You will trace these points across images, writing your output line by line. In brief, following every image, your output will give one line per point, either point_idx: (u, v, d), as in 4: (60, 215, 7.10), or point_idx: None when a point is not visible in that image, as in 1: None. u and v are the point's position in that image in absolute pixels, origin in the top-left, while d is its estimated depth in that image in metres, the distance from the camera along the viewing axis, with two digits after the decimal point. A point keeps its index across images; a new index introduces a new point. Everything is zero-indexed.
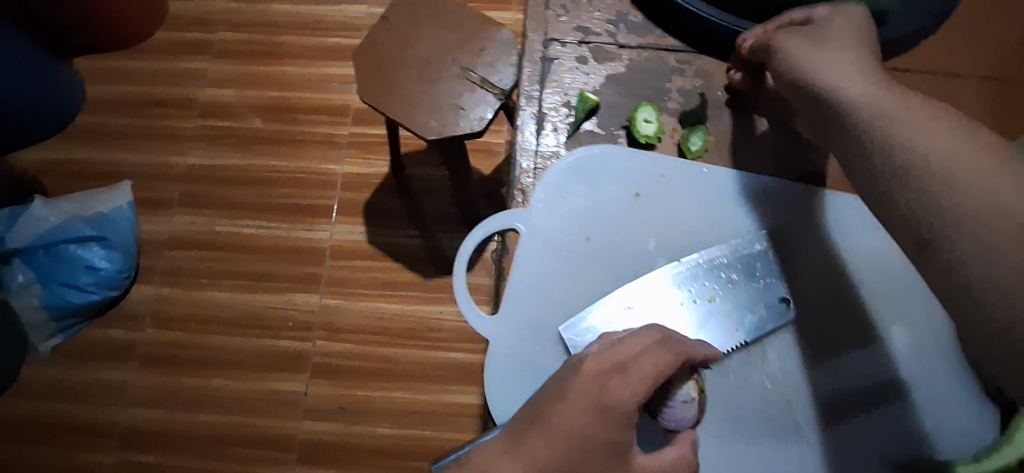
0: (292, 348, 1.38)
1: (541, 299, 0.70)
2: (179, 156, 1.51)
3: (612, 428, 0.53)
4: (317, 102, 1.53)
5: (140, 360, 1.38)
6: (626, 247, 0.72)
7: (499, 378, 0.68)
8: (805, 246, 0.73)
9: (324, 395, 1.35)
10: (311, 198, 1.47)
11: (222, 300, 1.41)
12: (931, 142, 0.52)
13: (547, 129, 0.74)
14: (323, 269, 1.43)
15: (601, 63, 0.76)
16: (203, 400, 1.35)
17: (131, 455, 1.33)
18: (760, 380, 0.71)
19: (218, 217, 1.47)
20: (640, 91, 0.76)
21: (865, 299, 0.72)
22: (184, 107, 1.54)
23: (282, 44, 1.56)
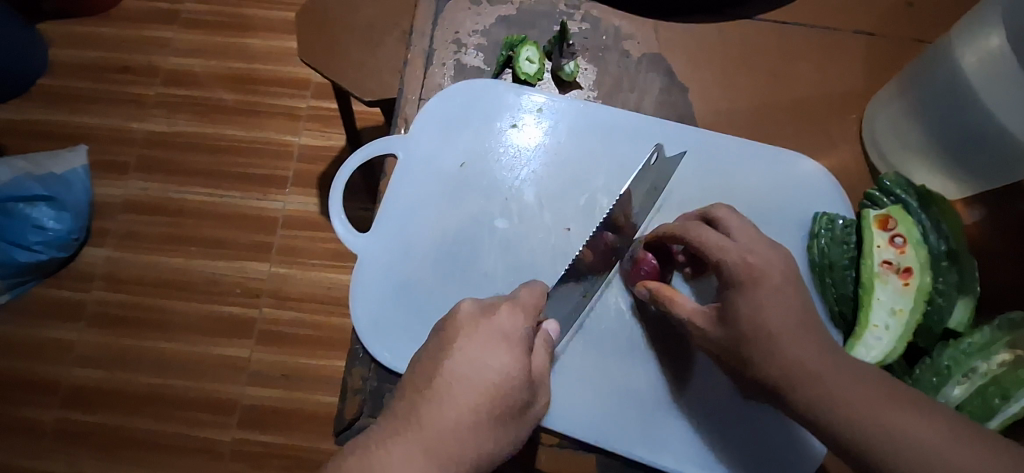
0: (241, 315, 1.12)
1: (400, 228, 0.57)
2: (138, 123, 1.21)
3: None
4: (281, 75, 1.23)
5: (88, 320, 1.12)
6: (495, 179, 0.59)
7: (360, 303, 0.55)
8: (720, 172, 0.59)
9: (270, 362, 1.10)
10: (271, 169, 1.19)
11: (182, 268, 1.15)
12: (771, 306, 0.46)
13: (435, 63, 0.62)
14: (275, 237, 1.16)
15: (492, 5, 0.64)
16: (154, 363, 1.10)
17: (73, 414, 1.08)
18: (613, 300, 0.56)
19: (178, 183, 1.19)
20: (532, 31, 0.63)
21: (766, 219, 0.58)
22: (148, 75, 1.23)
23: (249, 18, 1.25)
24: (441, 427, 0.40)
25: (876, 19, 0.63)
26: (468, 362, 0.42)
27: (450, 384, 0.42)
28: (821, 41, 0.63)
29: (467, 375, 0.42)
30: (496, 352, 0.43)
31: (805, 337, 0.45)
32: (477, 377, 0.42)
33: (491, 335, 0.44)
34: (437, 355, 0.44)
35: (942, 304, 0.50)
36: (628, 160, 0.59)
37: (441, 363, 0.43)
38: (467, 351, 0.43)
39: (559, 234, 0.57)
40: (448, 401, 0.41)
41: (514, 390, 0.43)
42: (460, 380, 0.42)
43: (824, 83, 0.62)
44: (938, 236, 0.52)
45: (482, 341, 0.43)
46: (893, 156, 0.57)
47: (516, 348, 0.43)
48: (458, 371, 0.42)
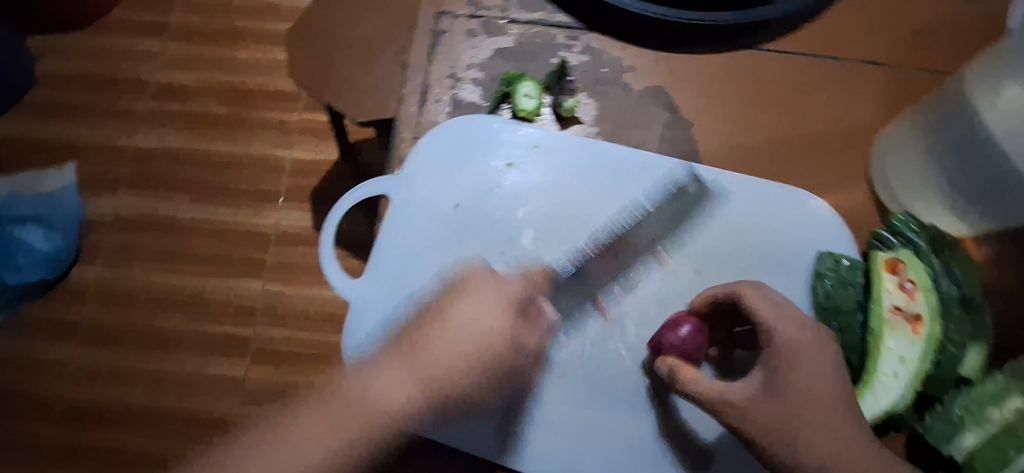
0: (236, 333, 1.05)
1: (395, 273, 0.55)
2: (129, 137, 1.12)
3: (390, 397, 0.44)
4: (273, 87, 1.14)
5: (76, 338, 1.04)
6: (493, 219, 0.57)
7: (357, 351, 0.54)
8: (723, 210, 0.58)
9: (266, 380, 1.03)
10: (264, 184, 1.11)
11: (173, 285, 1.06)
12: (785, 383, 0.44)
13: (431, 99, 0.60)
14: (269, 253, 1.08)
15: (489, 38, 0.62)
16: (148, 384, 1.02)
17: (66, 437, 1.00)
18: (615, 346, 0.54)
19: (167, 197, 1.10)
20: (531, 65, 0.61)
21: (768, 258, 0.57)
22: (135, 86, 1.14)
23: (239, 29, 1.16)
24: (422, 363, 0.45)
25: (883, 49, 0.62)
26: (463, 314, 0.47)
27: (444, 330, 0.47)
28: (829, 71, 0.61)
29: (461, 328, 0.47)
30: (491, 309, 0.48)
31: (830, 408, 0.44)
32: (470, 335, 0.47)
33: (488, 292, 0.48)
34: (443, 304, 0.49)
35: (955, 352, 0.49)
36: (630, 199, 0.58)
37: (442, 312, 0.48)
38: (465, 304, 0.48)
39: (558, 278, 0.56)
40: (441, 347, 0.46)
41: (498, 342, 0.47)
42: (456, 328, 0.47)
43: (832, 115, 0.60)
44: (949, 282, 0.51)
45: (480, 296, 0.48)
46: (906, 196, 0.56)
47: (507, 306, 0.48)
48: (456, 318, 0.47)
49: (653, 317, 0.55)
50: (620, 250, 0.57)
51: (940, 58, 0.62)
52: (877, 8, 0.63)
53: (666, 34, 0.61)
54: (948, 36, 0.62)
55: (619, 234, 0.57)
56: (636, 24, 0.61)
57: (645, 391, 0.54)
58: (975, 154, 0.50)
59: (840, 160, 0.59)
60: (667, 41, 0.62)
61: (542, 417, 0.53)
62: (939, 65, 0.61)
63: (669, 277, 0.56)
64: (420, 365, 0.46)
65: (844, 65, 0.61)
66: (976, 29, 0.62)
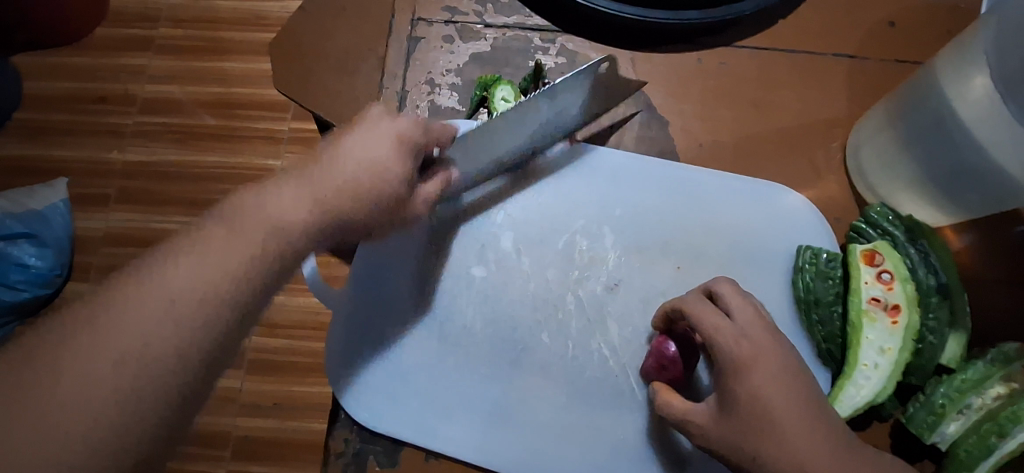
0: None
1: (374, 281, 0.55)
2: (114, 153, 1.06)
3: (270, 208, 0.40)
4: (258, 98, 1.10)
5: None
6: (472, 223, 0.57)
7: (341, 358, 0.54)
8: (700, 207, 0.58)
9: None
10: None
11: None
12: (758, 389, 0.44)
13: (409, 107, 0.61)
14: None
15: (466, 44, 0.62)
16: None
17: None
18: (597, 346, 0.55)
19: (158, 210, 1.04)
20: (508, 69, 0.62)
21: (747, 253, 0.57)
22: (123, 101, 1.09)
23: (224, 40, 1.11)
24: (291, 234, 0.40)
25: (858, 42, 0.62)
26: (358, 153, 0.43)
27: (336, 160, 0.43)
28: (805, 65, 0.62)
29: (357, 150, 0.43)
30: (388, 148, 0.44)
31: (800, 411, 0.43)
32: (359, 151, 0.43)
33: (385, 132, 0.44)
34: (335, 143, 0.44)
35: (934, 341, 0.49)
36: (607, 199, 0.58)
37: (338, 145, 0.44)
38: (362, 137, 0.44)
39: (538, 280, 0.56)
40: (330, 174, 0.42)
41: (389, 186, 0.44)
42: (350, 164, 0.43)
43: (808, 109, 0.61)
44: (927, 271, 0.51)
45: (376, 136, 0.44)
46: (881, 187, 0.57)
47: (404, 152, 0.44)
48: (348, 155, 0.43)
49: (634, 315, 0.55)
50: (600, 250, 0.57)
51: (915, 48, 0.62)
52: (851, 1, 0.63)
53: (643, 33, 0.62)
54: (922, 27, 0.63)
55: (597, 235, 0.57)
56: (613, 26, 0.62)
57: (629, 389, 0.54)
58: (943, 144, 0.51)
59: (818, 154, 0.60)
60: (632, 41, 0.62)
61: (526, 419, 0.53)
62: (913, 56, 0.62)
63: (649, 276, 0.56)
64: (310, 170, 0.42)
65: (819, 59, 0.62)
66: (949, 19, 0.63)
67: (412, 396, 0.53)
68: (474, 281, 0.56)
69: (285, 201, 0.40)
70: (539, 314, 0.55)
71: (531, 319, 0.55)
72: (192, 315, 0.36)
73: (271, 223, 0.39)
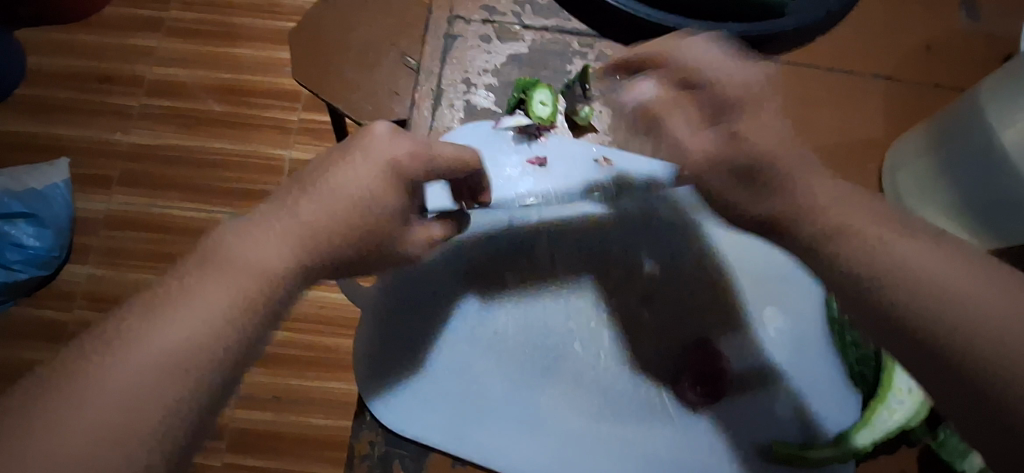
0: None
1: (406, 281, 0.54)
2: (121, 136, 1.00)
3: (274, 237, 0.39)
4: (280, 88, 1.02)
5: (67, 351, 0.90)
6: (506, 227, 0.57)
7: (370, 356, 0.53)
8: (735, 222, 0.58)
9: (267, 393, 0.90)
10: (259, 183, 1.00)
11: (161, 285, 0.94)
12: None
13: (444, 104, 0.60)
14: None
15: (504, 44, 0.61)
16: None
17: None
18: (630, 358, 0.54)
19: (165, 193, 0.98)
20: (546, 72, 0.61)
21: (780, 272, 0.57)
22: (129, 84, 1.01)
23: (235, 25, 1.03)
24: (283, 256, 0.39)
25: (895, 64, 0.62)
26: (352, 179, 0.42)
27: (331, 184, 0.42)
28: (841, 84, 0.62)
29: (348, 175, 0.42)
30: (377, 174, 0.42)
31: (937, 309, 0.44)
32: (360, 187, 0.42)
33: (375, 156, 0.43)
34: (332, 162, 0.43)
35: None
36: (644, 211, 0.58)
37: (335, 167, 0.42)
38: (355, 165, 0.42)
39: (571, 289, 0.56)
40: (323, 197, 0.41)
41: (381, 215, 0.42)
42: (347, 189, 0.41)
43: (846, 128, 0.60)
44: None
45: (366, 159, 0.43)
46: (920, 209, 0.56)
47: (390, 176, 0.43)
48: (342, 181, 0.42)
49: (669, 329, 0.55)
50: (633, 261, 0.56)
51: (949, 73, 0.62)
52: (891, 24, 0.63)
53: None
54: (958, 52, 0.63)
55: (632, 246, 0.57)
56: None
57: (661, 403, 0.53)
58: (985, 169, 0.51)
59: (853, 172, 0.59)
60: None
61: (555, 429, 0.52)
62: (948, 79, 0.62)
63: (684, 288, 0.56)
64: (312, 195, 0.41)
65: (856, 78, 0.62)
66: (983, 45, 0.63)
67: (442, 401, 0.52)
68: (508, 285, 0.55)
69: (282, 229, 0.39)
70: (572, 324, 0.55)
71: (564, 327, 0.54)
72: (182, 365, 0.35)
73: (267, 256, 0.38)
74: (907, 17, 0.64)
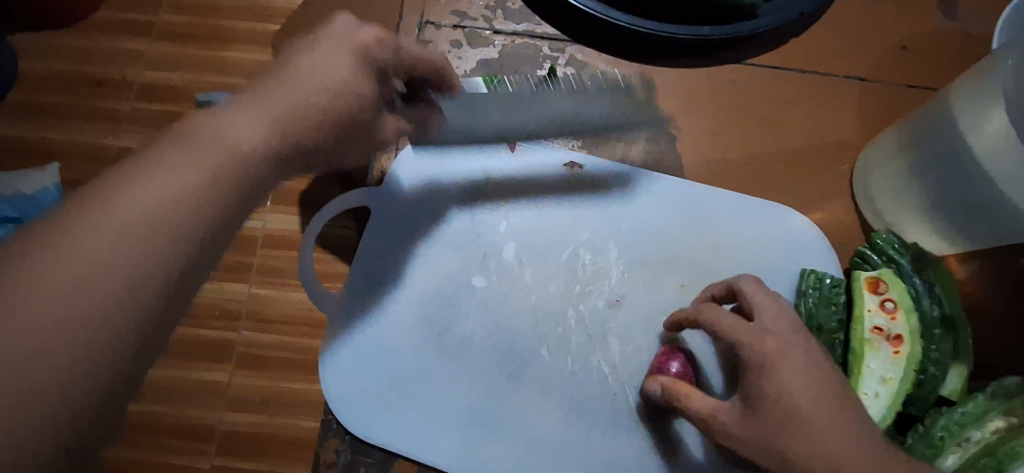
0: None
1: (373, 287, 0.55)
2: None
3: (237, 114, 0.36)
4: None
5: None
6: (473, 230, 0.57)
7: (337, 362, 0.53)
8: (704, 225, 0.58)
9: None
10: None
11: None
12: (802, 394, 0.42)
13: None
14: None
15: (474, 49, 0.61)
16: None
17: None
18: (596, 362, 0.54)
19: None
20: (516, 76, 0.61)
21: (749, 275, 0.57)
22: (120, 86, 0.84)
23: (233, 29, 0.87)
24: (252, 131, 0.36)
25: (869, 65, 0.62)
26: (319, 67, 0.39)
27: (299, 68, 0.39)
28: (815, 86, 0.61)
29: (319, 60, 0.39)
30: (350, 57, 0.40)
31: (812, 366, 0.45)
32: (321, 76, 0.39)
33: (341, 42, 0.40)
34: (299, 47, 0.40)
35: (936, 373, 0.49)
36: (613, 214, 0.58)
37: (300, 54, 0.39)
38: (324, 50, 0.39)
39: (539, 293, 0.55)
40: (287, 84, 0.38)
41: (356, 99, 0.40)
42: (317, 74, 0.39)
43: (819, 131, 0.60)
44: (931, 302, 0.51)
45: (333, 45, 0.40)
46: (889, 211, 0.56)
47: (364, 59, 0.40)
48: (312, 68, 0.39)
49: (636, 332, 0.55)
50: (601, 264, 0.57)
51: (924, 73, 0.62)
52: (866, 24, 0.63)
53: (655, 47, 0.61)
54: (933, 52, 0.62)
55: (600, 250, 0.57)
56: (623, 36, 0.60)
57: (628, 407, 0.53)
58: (951, 172, 0.51)
59: (826, 175, 0.59)
60: (644, 53, 0.61)
61: (520, 433, 0.52)
62: (922, 79, 0.62)
63: (652, 293, 0.56)
64: (280, 76, 0.38)
65: (830, 80, 0.61)
66: (959, 44, 0.62)
67: (407, 405, 0.52)
68: (475, 287, 0.55)
69: (251, 108, 0.37)
70: (538, 327, 0.54)
71: (531, 329, 0.54)
72: (142, 246, 0.32)
73: (236, 132, 0.36)
74: (882, 17, 0.63)
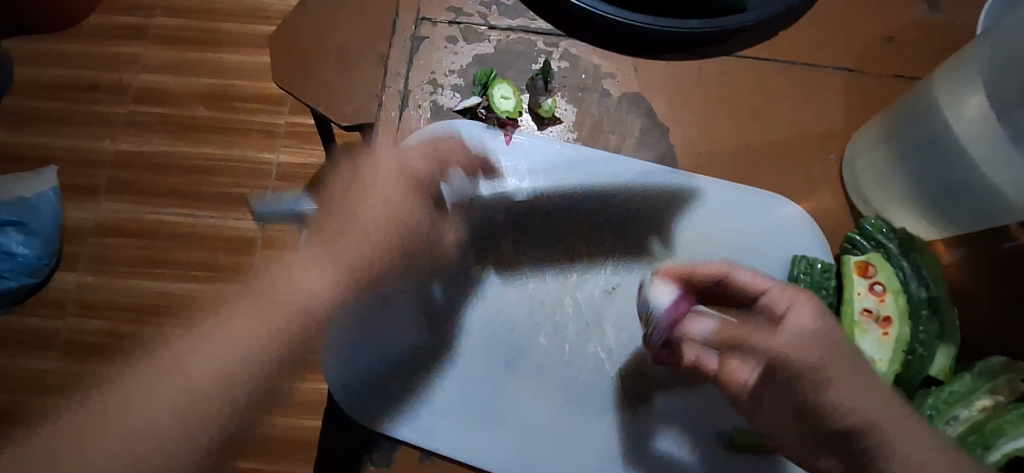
0: None
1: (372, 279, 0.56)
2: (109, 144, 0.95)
3: (318, 297, 0.52)
4: (259, 91, 0.96)
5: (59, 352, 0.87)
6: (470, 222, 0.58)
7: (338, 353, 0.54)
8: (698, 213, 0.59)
9: None
10: (246, 189, 0.94)
11: (157, 293, 0.90)
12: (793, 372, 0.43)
13: (411, 105, 0.61)
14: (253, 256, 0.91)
15: (469, 45, 0.62)
16: None
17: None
18: (593, 349, 0.55)
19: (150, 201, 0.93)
20: (510, 71, 0.62)
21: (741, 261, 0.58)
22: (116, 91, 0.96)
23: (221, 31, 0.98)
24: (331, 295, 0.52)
25: (856, 56, 0.63)
26: (375, 198, 0.53)
27: (361, 208, 0.53)
28: (803, 77, 0.62)
29: (377, 194, 0.53)
30: (401, 184, 0.53)
31: (856, 380, 0.44)
32: (377, 216, 0.53)
33: (393, 166, 0.53)
34: (347, 174, 0.55)
35: (923, 354, 0.50)
36: (608, 203, 0.59)
37: (352, 184, 0.54)
38: (375, 179, 0.53)
39: (535, 283, 0.57)
40: (363, 214, 0.52)
41: (413, 217, 0.54)
42: (375, 214, 0.53)
43: (808, 120, 0.61)
44: (919, 284, 0.53)
45: (386, 172, 0.53)
46: (876, 198, 0.57)
47: (412, 182, 0.53)
48: (368, 205, 0.53)
49: (631, 319, 0.56)
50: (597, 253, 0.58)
51: (910, 63, 0.63)
52: (852, 16, 0.64)
53: (646, 41, 0.62)
54: (918, 42, 0.64)
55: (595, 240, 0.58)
56: (615, 31, 0.62)
57: (623, 393, 0.54)
58: (935, 159, 0.52)
59: (815, 163, 0.60)
60: (635, 47, 0.63)
61: (519, 421, 0.53)
62: (908, 70, 0.63)
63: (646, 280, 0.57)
64: (352, 210, 0.53)
65: (818, 71, 0.63)
66: (943, 34, 0.64)
67: (407, 394, 0.53)
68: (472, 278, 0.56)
69: (330, 288, 0.52)
70: (535, 316, 0.56)
71: (528, 319, 0.55)
72: None
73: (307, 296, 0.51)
74: (869, 9, 0.64)
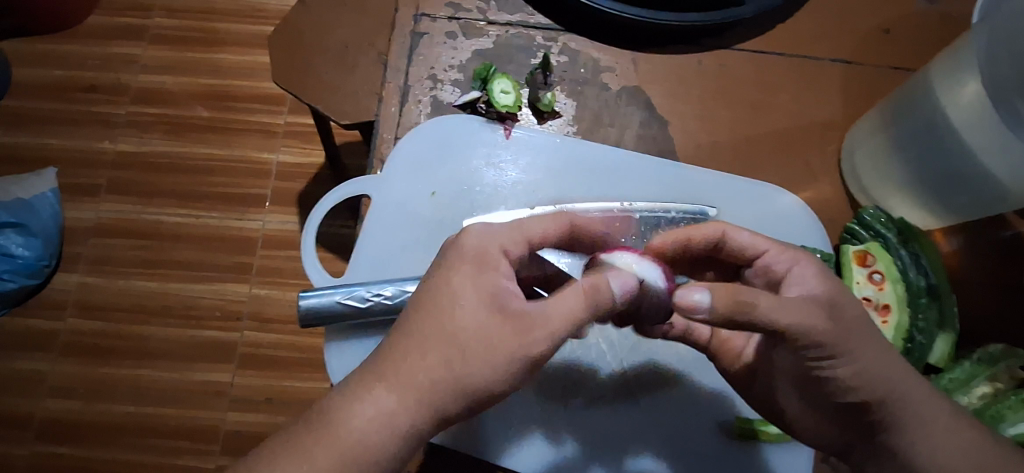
0: (221, 343, 0.88)
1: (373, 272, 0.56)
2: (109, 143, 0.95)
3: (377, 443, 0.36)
4: (259, 91, 0.97)
5: (61, 353, 0.87)
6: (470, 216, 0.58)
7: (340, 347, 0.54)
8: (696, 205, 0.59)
9: (254, 388, 0.87)
10: (246, 188, 0.94)
11: (158, 292, 0.90)
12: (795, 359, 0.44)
13: (411, 101, 0.61)
14: (253, 255, 0.91)
15: (468, 40, 0.63)
16: (131, 424, 0.85)
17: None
18: (594, 340, 0.55)
19: (151, 201, 0.93)
20: (509, 65, 0.62)
21: None
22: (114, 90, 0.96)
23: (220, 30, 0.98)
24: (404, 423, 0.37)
25: (853, 47, 0.63)
26: (466, 322, 0.38)
27: (455, 316, 0.38)
28: (801, 69, 0.63)
29: (469, 314, 0.38)
30: (498, 321, 0.38)
31: (872, 350, 0.40)
32: (473, 337, 0.37)
33: (491, 308, 0.38)
34: (436, 294, 0.39)
35: (923, 341, 0.51)
36: (608, 195, 0.59)
37: (440, 315, 0.38)
38: (473, 299, 0.38)
39: None
40: (455, 328, 0.37)
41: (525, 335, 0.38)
42: (471, 333, 0.37)
43: (806, 112, 0.62)
44: (917, 273, 0.53)
45: (475, 307, 0.38)
46: (875, 188, 0.58)
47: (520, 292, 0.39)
48: (470, 303, 0.38)
49: None
50: None
51: (907, 54, 0.63)
52: (850, 8, 0.64)
53: (644, 34, 0.62)
54: (915, 33, 0.64)
55: None
56: (613, 25, 0.62)
57: (626, 385, 0.54)
58: (932, 148, 0.52)
59: (814, 154, 0.61)
60: (634, 41, 0.63)
61: (523, 414, 0.53)
62: (904, 61, 0.63)
63: None
64: (433, 325, 0.38)
65: (816, 62, 0.63)
66: (940, 25, 0.64)
67: None
68: None
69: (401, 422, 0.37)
70: None
71: None
72: None
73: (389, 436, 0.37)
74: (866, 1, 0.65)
